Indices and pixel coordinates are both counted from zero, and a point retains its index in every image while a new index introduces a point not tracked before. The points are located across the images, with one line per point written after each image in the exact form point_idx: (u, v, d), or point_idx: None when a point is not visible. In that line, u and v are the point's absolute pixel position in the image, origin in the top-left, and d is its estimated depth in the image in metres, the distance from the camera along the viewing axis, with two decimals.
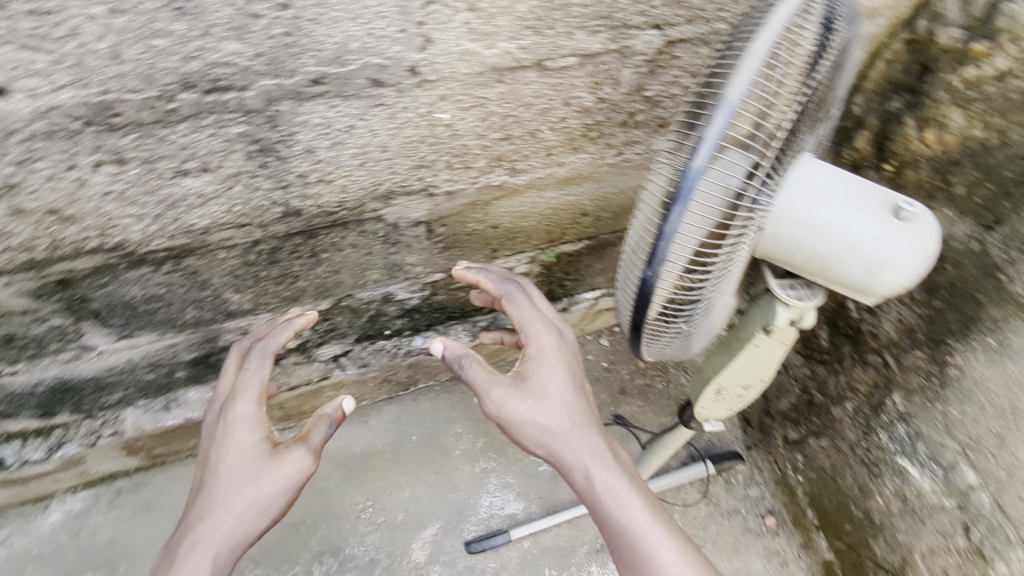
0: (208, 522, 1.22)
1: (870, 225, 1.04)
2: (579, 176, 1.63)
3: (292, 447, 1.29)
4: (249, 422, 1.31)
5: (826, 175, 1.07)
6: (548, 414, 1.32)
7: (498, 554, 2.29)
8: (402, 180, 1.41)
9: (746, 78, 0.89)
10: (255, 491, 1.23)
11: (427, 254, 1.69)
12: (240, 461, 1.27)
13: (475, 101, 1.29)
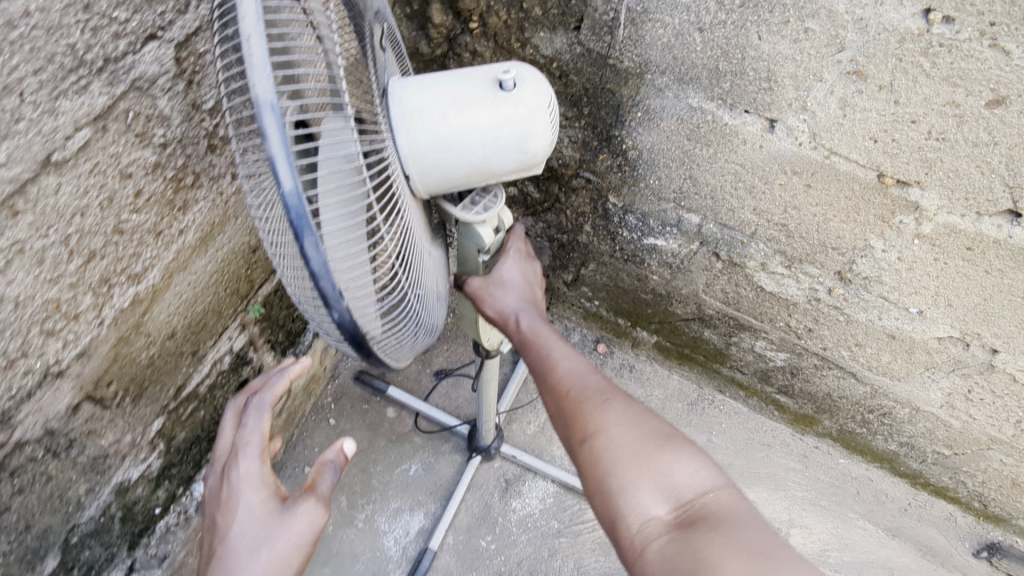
0: None
1: (488, 106, 0.99)
2: (212, 226, 1.36)
3: (301, 499, 1.08)
4: (257, 480, 1.09)
5: (422, 90, 0.99)
6: (507, 285, 1.30)
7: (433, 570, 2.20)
8: (6, 391, 1.04)
9: (263, 61, 0.69)
10: (268, 554, 1.01)
11: (121, 413, 1.34)
12: (247, 523, 1.05)
13: (11, 252, 0.94)
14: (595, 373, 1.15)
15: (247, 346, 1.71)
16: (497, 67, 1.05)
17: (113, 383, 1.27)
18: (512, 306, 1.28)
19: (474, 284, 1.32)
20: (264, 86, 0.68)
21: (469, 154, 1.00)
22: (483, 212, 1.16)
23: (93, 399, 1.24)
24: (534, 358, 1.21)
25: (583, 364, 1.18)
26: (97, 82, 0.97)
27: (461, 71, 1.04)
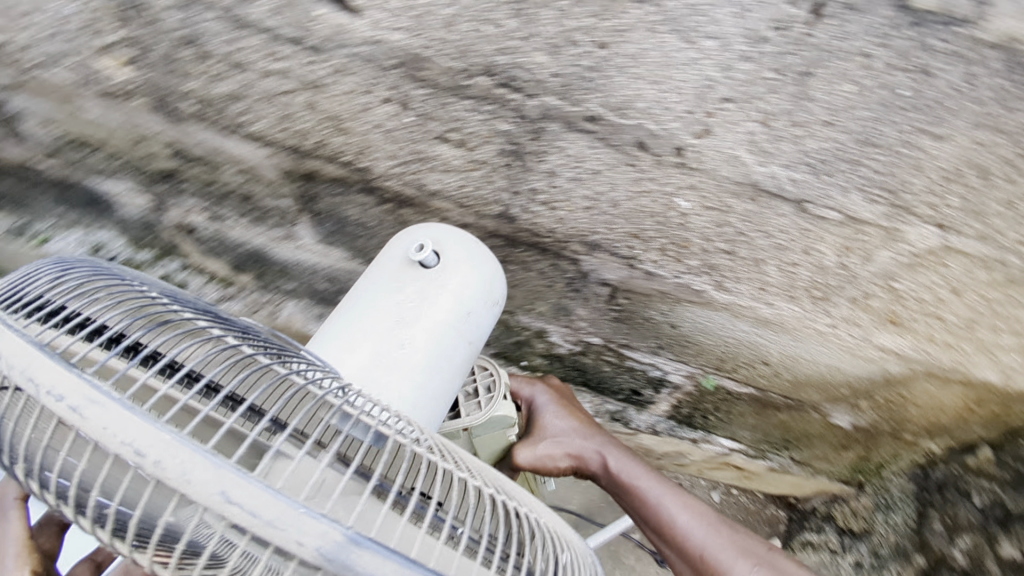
0: None
1: (445, 296, 1.31)
2: (778, 324, 1.59)
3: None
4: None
5: (363, 314, 1.31)
6: (569, 443, 1.60)
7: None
8: (615, 239, 1.48)
9: (283, 509, 0.63)
10: None
11: (604, 306, 1.75)
12: None
13: (721, 206, 1.31)
14: (720, 530, 1.43)
15: (673, 380, 1.99)
16: (401, 248, 1.39)
17: (630, 299, 1.68)
18: (593, 453, 1.61)
19: (540, 450, 1.57)
20: (316, 536, 0.63)
21: (460, 344, 1.31)
22: (498, 393, 1.45)
23: (615, 291, 1.67)
24: (646, 508, 1.49)
25: (696, 515, 1.45)
26: (879, 207, 1.20)
27: (365, 290, 1.36)
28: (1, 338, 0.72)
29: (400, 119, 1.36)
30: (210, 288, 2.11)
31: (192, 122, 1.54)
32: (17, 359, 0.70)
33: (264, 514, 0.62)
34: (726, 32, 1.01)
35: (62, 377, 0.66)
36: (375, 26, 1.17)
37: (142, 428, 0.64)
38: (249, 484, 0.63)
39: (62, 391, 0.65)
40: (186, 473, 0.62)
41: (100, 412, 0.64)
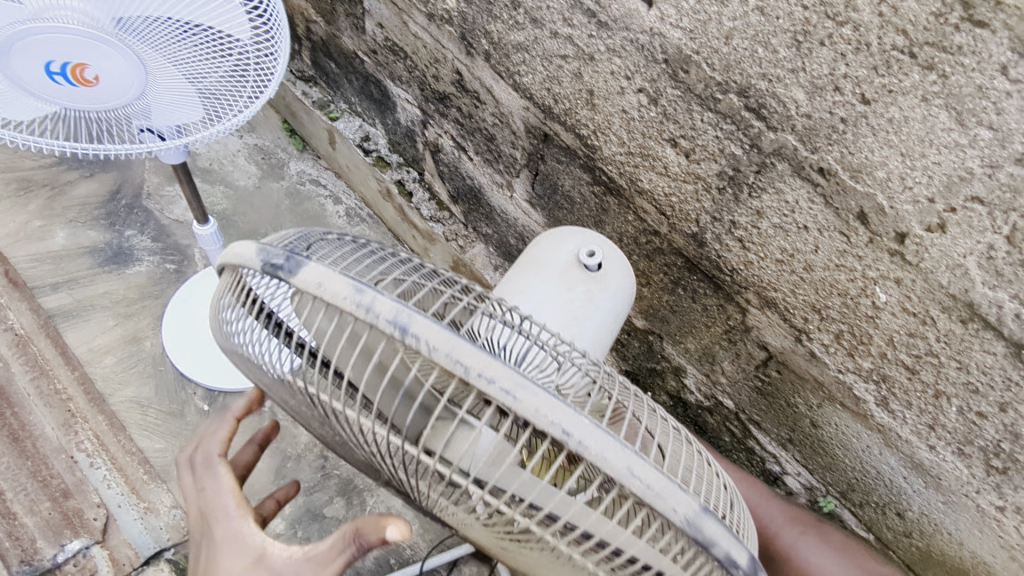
0: None
1: (607, 303, 1.32)
2: (934, 477, 1.41)
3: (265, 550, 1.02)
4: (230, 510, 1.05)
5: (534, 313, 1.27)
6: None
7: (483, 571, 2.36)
8: (795, 305, 1.43)
9: (670, 483, 0.72)
10: None
11: (751, 372, 1.69)
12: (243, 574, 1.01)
13: (922, 316, 1.21)
14: (770, 502, 1.44)
15: (790, 484, 1.84)
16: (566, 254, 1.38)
17: (781, 373, 1.60)
18: None
19: None
20: (686, 504, 0.72)
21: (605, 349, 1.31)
22: None
23: (769, 359, 1.61)
24: None
25: (748, 489, 1.46)
26: None
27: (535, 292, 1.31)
28: (408, 319, 0.75)
29: (645, 112, 1.45)
30: (428, 206, 2.49)
31: (480, 58, 1.79)
32: (433, 340, 0.73)
33: (659, 492, 0.71)
34: (1007, 125, 0.93)
35: (488, 362, 0.71)
36: (661, 19, 1.28)
37: (558, 406, 0.70)
38: (649, 465, 0.71)
39: (489, 373, 0.71)
40: (605, 453, 0.70)
41: (534, 396, 0.70)
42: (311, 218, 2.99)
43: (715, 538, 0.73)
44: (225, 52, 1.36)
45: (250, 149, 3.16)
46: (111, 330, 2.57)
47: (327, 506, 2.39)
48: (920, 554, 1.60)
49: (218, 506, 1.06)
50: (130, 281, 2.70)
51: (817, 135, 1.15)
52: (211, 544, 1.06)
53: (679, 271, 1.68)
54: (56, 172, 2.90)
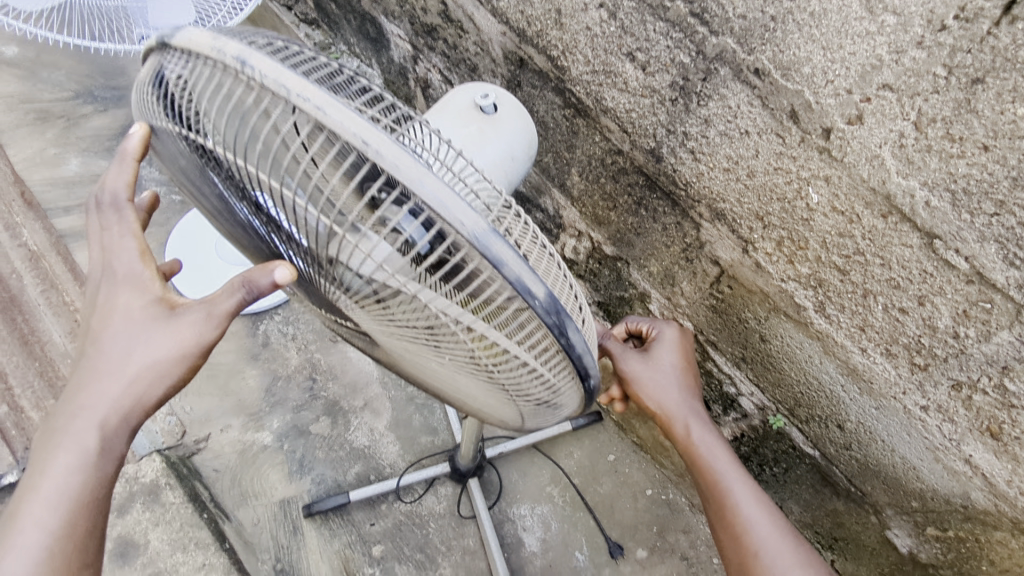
0: (110, 358, 1.06)
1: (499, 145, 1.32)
2: (866, 381, 1.48)
3: (190, 309, 1.06)
4: (133, 276, 1.06)
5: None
6: (671, 383, 1.50)
7: (459, 492, 2.47)
8: (741, 215, 1.50)
9: (456, 199, 0.73)
10: (139, 362, 1.05)
11: (707, 291, 1.76)
12: (132, 326, 1.05)
13: (848, 213, 1.27)
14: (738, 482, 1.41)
15: (745, 406, 1.92)
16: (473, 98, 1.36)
17: (732, 289, 1.68)
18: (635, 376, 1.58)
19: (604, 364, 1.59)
20: (473, 221, 0.74)
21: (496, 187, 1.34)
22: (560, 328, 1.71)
23: (721, 275, 1.68)
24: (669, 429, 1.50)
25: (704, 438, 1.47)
26: (1014, 272, 1.09)
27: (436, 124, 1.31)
28: (242, 53, 0.75)
29: (606, 27, 1.52)
30: None
31: None
32: (263, 71, 0.73)
33: (451, 207, 0.73)
34: (908, 9, 1.00)
35: (306, 86, 0.72)
36: None
37: (360, 122, 0.71)
38: (441, 184, 0.72)
39: (299, 91, 0.71)
40: (398, 165, 0.71)
41: (340, 112, 0.71)
42: None
43: (502, 258, 0.76)
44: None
45: None
46: None
47: (313, 424, 2.52)
48: (859, 468, 1.67)
49: (118, 246, 1.06)
50: None
51: (752, 34, 1.23)
52: (107, 282, 1.06)
53: (641, 191, 1.75)
54: (73, 106, 3.06)
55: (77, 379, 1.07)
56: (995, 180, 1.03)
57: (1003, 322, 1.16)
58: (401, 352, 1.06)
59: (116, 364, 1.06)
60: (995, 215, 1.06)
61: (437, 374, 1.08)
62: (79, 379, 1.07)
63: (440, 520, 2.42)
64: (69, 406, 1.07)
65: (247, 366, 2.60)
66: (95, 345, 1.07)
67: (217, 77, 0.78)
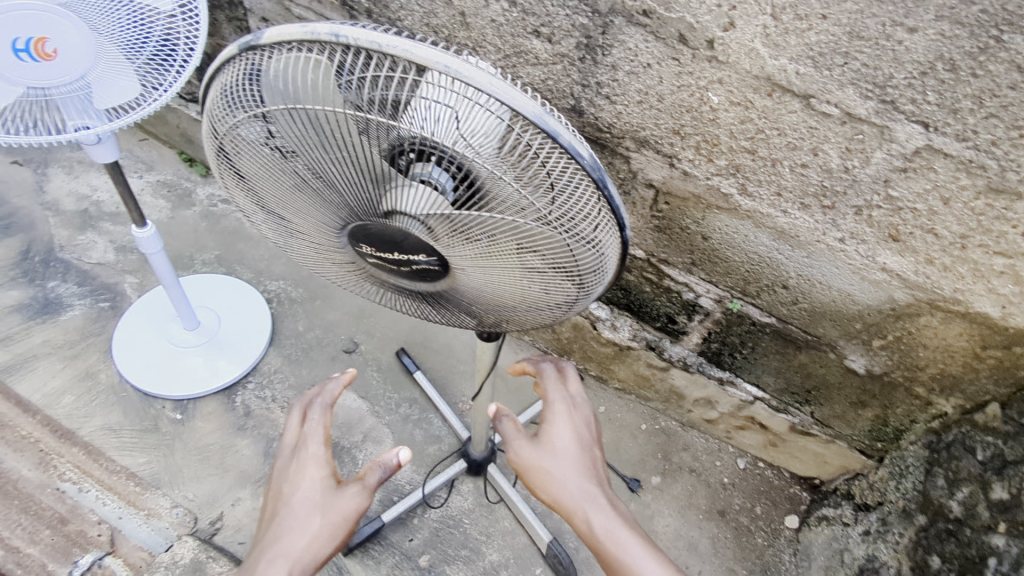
0: (292, 520, 1.35)
1: None
2: (794, 237, 1.84)
3: (353, 482, 1.41)
4: (316, 458, 1.44)
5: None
6: (569, 469, 1.40)
7: (480, 482, 2.60)
8: (660, 136, 1.83)
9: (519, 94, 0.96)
10: (316, 521, 1.35)
11: (650, 215, 2.07)
12: (311, 495, 1.39)
13: (743, 102, 1.63)
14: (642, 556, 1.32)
15: (705, 305, 2.24)
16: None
17: (669, 204, 1.99)
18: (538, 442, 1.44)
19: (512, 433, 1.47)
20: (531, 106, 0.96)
21: None
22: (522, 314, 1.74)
23: (657, 195, 2.00)
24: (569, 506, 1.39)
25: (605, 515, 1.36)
26: (870, 102, 1.47)
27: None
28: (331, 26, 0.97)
29: (510, 14, 1.81)
30: None
31: (364, 17, 2.10)
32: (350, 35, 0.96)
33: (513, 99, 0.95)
34: None
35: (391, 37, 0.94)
36: None
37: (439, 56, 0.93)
38: (507, 86, 0.95)
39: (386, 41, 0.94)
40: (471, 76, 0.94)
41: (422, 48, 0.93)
42: (232, 232, 3.14)
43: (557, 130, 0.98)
44: (165, 44, 1.64)
45: (154, 185, 3.26)
46: (61, 372, 2.63)
47: None
48: (810, 317, 2.03)
49: (312, 437, 1.46)
50: (67, 325, 2.76)
51: None
52: (299, 460, 1.44)
53: None
54: None
55: (268, 538, 1.34)
56: (838, 36, 1.41)
57: (875, 145, 1.54)
58: (460, 272, 1.25)
59: (300, 520, 1.35)
60: (845, 63, 1.44)
61: (491, 286, 1.28)
62: (265, 537, 1.35)
63: (473, 513, 2.52)
64: (252, 558, 1.32)
65: (237, 438, 2.55)
66: (280, 510, 1.38)
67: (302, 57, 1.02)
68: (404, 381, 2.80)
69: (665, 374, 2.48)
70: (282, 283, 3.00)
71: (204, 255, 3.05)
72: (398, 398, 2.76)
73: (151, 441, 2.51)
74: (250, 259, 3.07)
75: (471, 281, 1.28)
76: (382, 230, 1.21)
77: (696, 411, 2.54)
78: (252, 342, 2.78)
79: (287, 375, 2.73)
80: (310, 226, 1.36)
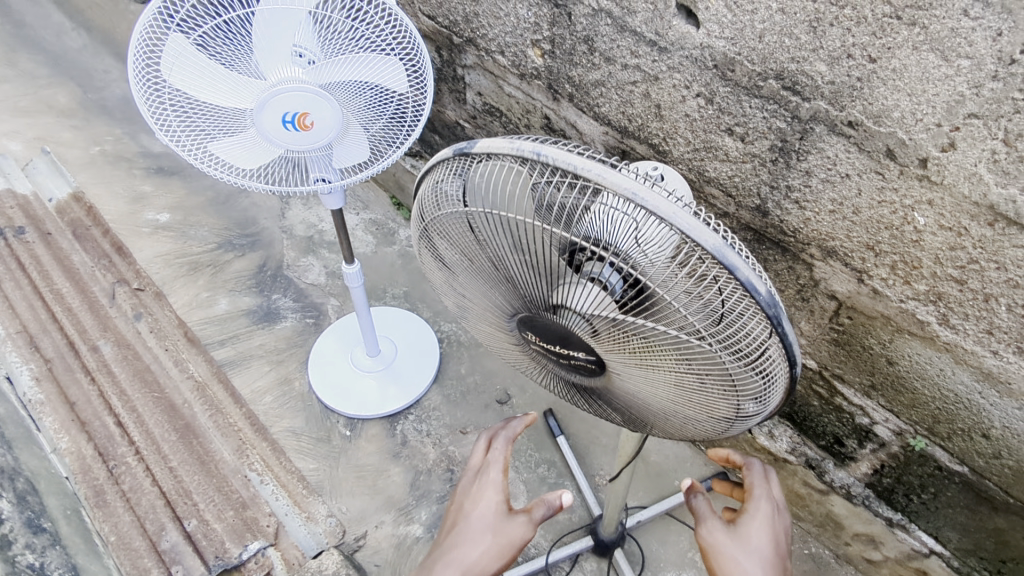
0: (464, 538, 1.38)
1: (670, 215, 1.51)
2: (1006, 383, 1.59)
3: (521, 515, 1.40)
4: (494, 482, 1.44)
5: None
6: (762, 572, 1.34)
7: (603, 565, 2.52)
8: (851, 249, 1.71)
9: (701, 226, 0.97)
10: (485, 546, 1.36)
11: (829, 328, 1.92)
12: (483, 517, 1.40)
13: (956, 227, 1.47)
14: None
15: (881, 435, 2.00)
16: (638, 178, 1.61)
17: (852, 319, 1.84)
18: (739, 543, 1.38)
19: (710, 521, 1.40)
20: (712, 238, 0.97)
21: None
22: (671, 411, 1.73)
23: (839, 307, 1.85)
24: None
25: None
26: None
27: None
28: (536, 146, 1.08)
29: (704, 112, 1.83)
30: None
31: (565, 100, 2.26)
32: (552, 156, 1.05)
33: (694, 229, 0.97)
34: (979, 52, 1.26)
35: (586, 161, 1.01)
36: (708, 35, 1.69)
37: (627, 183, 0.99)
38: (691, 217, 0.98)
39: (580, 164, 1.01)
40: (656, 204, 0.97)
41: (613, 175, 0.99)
42: (416, 272, 3.47)
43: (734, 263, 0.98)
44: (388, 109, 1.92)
45: (362, 221, 3.73)
46: (268, 373, 3.07)
47: None
48: (1017, 479, 1.72)
49: (493, 462, 1.47)
50: (279, 334, 3.23)
51: (842, 96, 1.50)
52: (477, 481, 1.46)
53: (751, 246, 1.98)
54: (218, 255, 3.55)
55: (442, 546, 1.39)
56: None
57: None
58: (619, 372, 1.27)
59: (472, 539, 1.37)
60: None
61: (647, 392, 1.28)
62: (436, 548, 1.39)
63: None
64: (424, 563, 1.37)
65: (391, 464, 2.78)
66: (455, 526, 1.42)
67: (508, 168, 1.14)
68: (543, 442, 2.84)
69: (824, 500, 2.23)
70: (449, 325, 3.23)
71: (390, 289, 3.40)
72: (535, 458, 2.80)
73: (321, 450, 2.82)
74: (427, 298, 3.36)
75: (629, 385, 1.29)
76: (548, 324, 1.27)
77: (853, 547, 2.23)
78: (415, 377, 3.02)
79: (443, 414, 2.93)
80: (484, 311, 1.45)
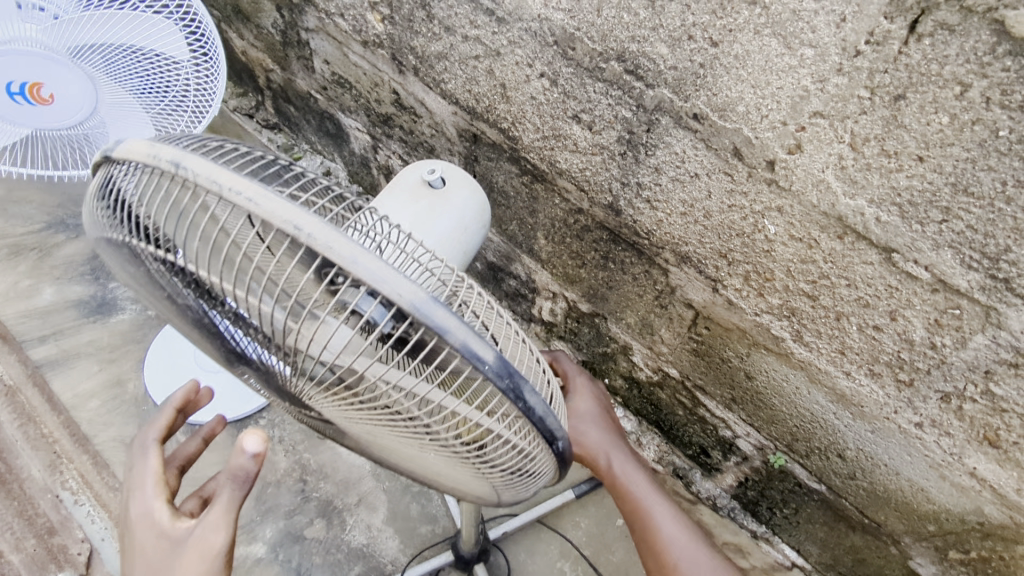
0: None
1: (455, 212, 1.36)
2: (857, 405, 1.46)
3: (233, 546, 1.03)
4: (153, 514, 0.97)
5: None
6: (636, 472, 1.42)
7: None
8: (705, 255, 1.52)
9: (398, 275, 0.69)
10: None
11: (690, 337, 1.76)
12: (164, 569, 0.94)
13: (806, 239, 1.30)
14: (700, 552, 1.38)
15: (743, 448, 1.88)
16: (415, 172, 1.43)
17: (710, 329, 1.67)
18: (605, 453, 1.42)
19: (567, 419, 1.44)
20: (411, 291, 0.70)
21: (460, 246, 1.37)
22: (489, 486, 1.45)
23: (697, 316, 1.69)
24: (633, 511, 1.40)
25: (682, 536, 1.38)
26: (974, 274, 1.11)
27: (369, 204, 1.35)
28: (176, 155, 0.76)
29: (549, 94, 1.59)
30: None
31: (410, 73, 1.96)
32: (196, 169, 0.74)
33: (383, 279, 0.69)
34: (823, 41, 1.06)
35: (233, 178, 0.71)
36: (545, 5, 1.43)
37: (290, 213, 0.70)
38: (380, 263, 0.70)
39: (227, 185, 0.71)
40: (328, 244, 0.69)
41: (272, 202, 0.69)
42: None
43: (448, 325, 0.71)
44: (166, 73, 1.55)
45: None
46: (96, 374, 2.41)
47: (308, 528, 2.31)
48: (869, 500, 1.62)
49: (141, 485, 1.00)
50: (114, 328, 2.53)
51: (686, 84, 1.28)
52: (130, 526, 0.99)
53: (611, 246, 1.77)
54: (44, 236, 2.72)
55: None
56: (937, 187, 1.07)
57: (976, 326, 1.16)
58: (358, 431, 1.01)
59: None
60: (945, 220, 1.09)
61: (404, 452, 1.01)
62: None
63: None
64: None
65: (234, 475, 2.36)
66: None
67: (153, 183, 0.81)
68: None
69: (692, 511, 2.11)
70: None
71: None
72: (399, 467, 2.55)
73: None
74: None
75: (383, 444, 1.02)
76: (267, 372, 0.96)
77: None
78: None
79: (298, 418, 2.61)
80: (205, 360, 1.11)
